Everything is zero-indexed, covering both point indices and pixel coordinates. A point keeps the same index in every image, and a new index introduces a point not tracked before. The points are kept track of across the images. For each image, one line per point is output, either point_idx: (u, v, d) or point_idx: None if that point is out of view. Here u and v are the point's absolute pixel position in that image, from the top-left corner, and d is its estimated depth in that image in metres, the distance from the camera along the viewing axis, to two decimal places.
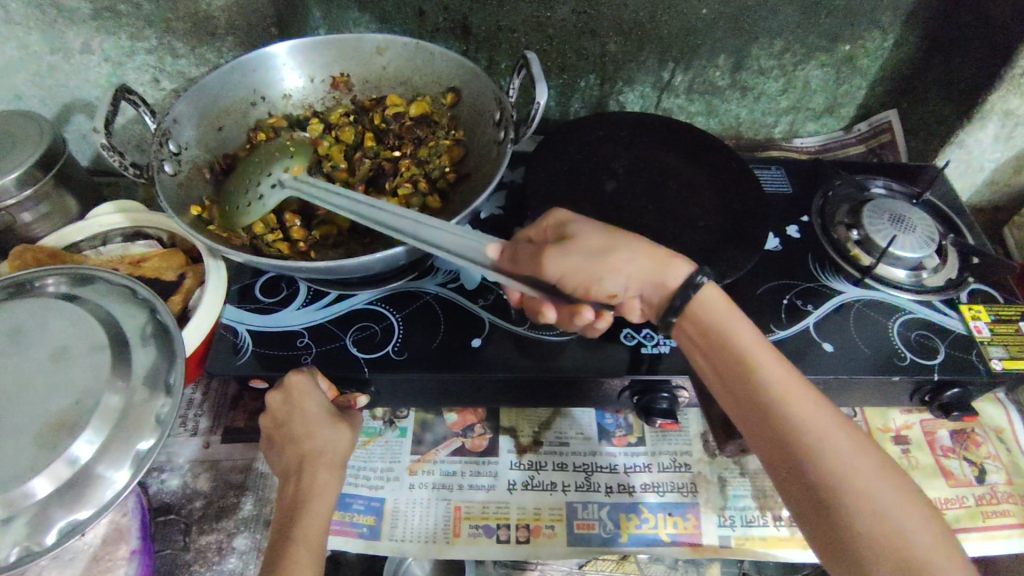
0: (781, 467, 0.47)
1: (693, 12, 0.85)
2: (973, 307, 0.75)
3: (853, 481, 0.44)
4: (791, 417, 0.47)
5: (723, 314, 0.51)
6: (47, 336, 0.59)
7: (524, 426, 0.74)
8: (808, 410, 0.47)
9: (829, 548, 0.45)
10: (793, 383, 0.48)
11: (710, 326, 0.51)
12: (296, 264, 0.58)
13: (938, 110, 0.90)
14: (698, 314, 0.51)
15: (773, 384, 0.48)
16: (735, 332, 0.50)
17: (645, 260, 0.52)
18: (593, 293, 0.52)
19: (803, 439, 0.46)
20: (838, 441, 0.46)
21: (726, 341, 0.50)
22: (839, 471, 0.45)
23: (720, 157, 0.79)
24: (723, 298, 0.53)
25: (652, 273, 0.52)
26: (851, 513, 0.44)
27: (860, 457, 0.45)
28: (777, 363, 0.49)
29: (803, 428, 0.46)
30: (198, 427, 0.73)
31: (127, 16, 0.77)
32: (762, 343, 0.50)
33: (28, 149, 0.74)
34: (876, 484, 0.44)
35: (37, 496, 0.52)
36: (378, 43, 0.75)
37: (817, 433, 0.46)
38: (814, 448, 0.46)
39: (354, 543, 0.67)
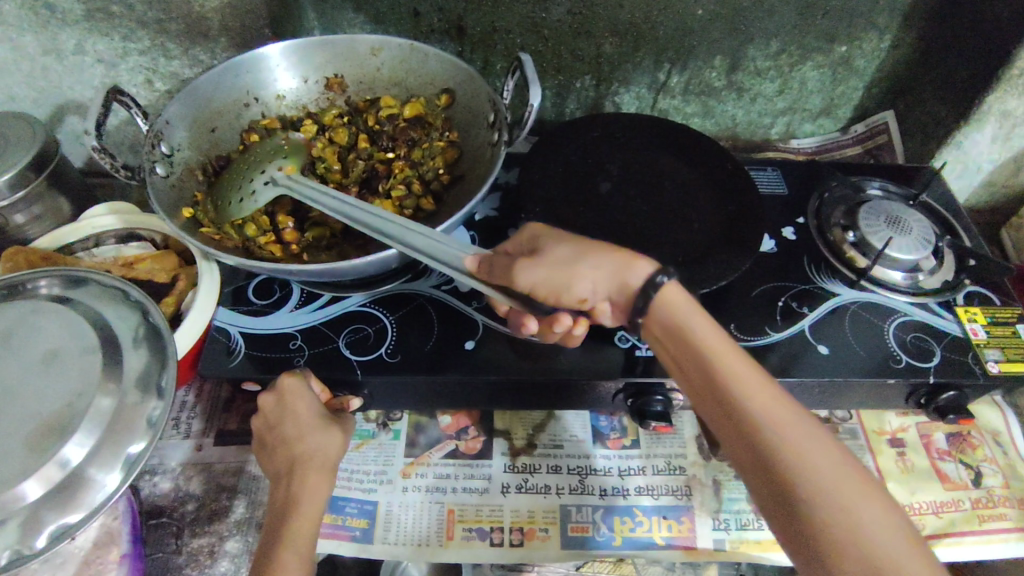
0: (748, 466, 0.46)
1: (688, 13, 0.85)
2: (969, 309, 0.74)
3: (818, 481, 0.43)
4: (756, 415, 0.46)
5: (688, 313, 0.50)
6: (38, 338, 0.59)
7: (518, 429, 0.74)
8: (773, 408, 0.46)
9: (797, 549, 0.44)
10: (759, 381, 0.47)
11: (675, 325, 0.50)
12: (283, 267, 0.58)
13: (934, 111, 0.90)
14: (663, 312, 0.50)
15: (739, 382, 0.47)
16: (700, 330, 0.49)
17: (608, 262, 0.52)
18: (564, 299, 0.53)
19: (768, 439, 0.45)
20: (802, 439, 0.45)
21: (691, 340, 0.49)
22: (803, 470, 0.43)
23: (715, 158, 0.78)
24: (689, 297, 0.51)
25: (615, 274, 0.52)
26: (815, 513, 0.43)
27: (827, 457, 0.44)
28: (743, 361, 0.48)
29: (770, 428, 0.45)
30: (191, 429, 0.73)
31: (120, 17, 0.76)
32: (727, 341, 0.49)
33: (21, 150, 0.74)
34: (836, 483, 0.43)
35: (28, 499, 0.51)
36: (372, 44, 0.75)
37: (782, 430, 0.45)
38: (779, 447, 0.44)
39: (346, 546, 0.66)
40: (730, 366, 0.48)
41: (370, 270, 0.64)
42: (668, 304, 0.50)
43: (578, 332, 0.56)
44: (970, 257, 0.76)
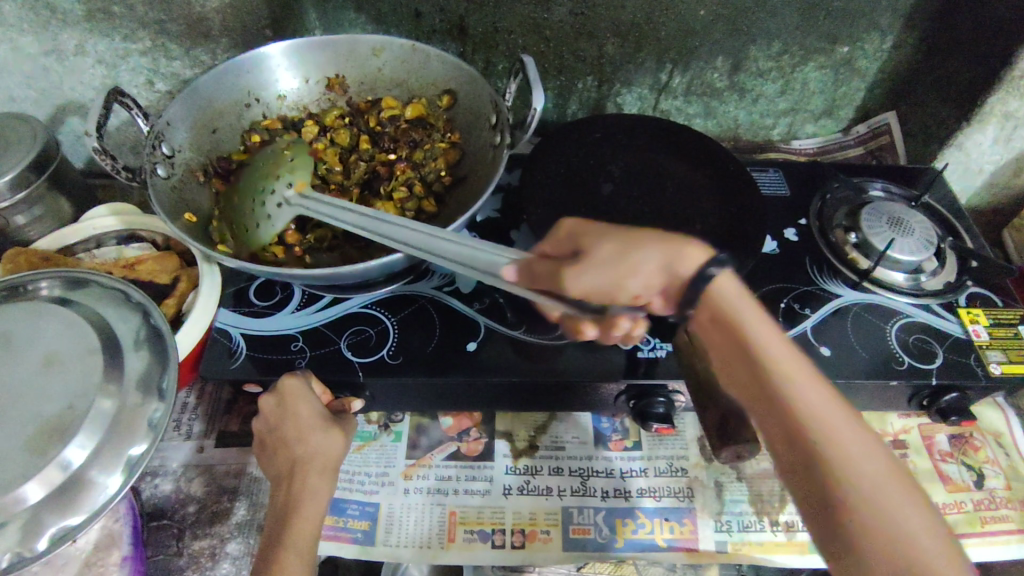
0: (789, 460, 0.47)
1: (690, 14, 0.84)
2: (972, 311, 0.74)
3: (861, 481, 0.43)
4: (803, 410, 0.46)
5: (742, 305, 0.50)
6: (39, 340, 0.58)
7: (520, 430, 0.74)
8: (822, 405, 0.46)
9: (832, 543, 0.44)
10: (809, 377, 0.47)
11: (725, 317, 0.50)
12: (288, 272, 0.57)
13: (937, 112, 0.90)
14: (715, 303, 0.50)
15: (788, 377, 0.47)
16: (752, 323, 0.49)
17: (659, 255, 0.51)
18: (620, 297, 0.50)
19: (813, 434, 0.45)
20: (846, 437, 0.44)
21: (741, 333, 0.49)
22: (846, 469, 0.44)
23: (717, 159, 0.78)
24: (743, 290, 0.51)
25: (665, 264, 0.51)
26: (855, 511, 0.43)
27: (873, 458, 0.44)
28: (794, 355, 0.48)
29: (816, 423, 0.45)
30: (192, 431, 0.73)
31: (121, 18, 0.76)
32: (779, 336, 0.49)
33: (21, 151, 0.73)
34: (877, 484, 0.43)
35: (29, 501, 0.51)
36: (374, 45, 0.75)
37: (829, 428, 0.45)
38: (823, 442, 0.44)
39: (348, 548, 0.66)
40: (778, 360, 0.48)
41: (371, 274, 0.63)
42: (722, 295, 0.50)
43: (636, 332, 0.53)
44: (972, 259, 0.75)
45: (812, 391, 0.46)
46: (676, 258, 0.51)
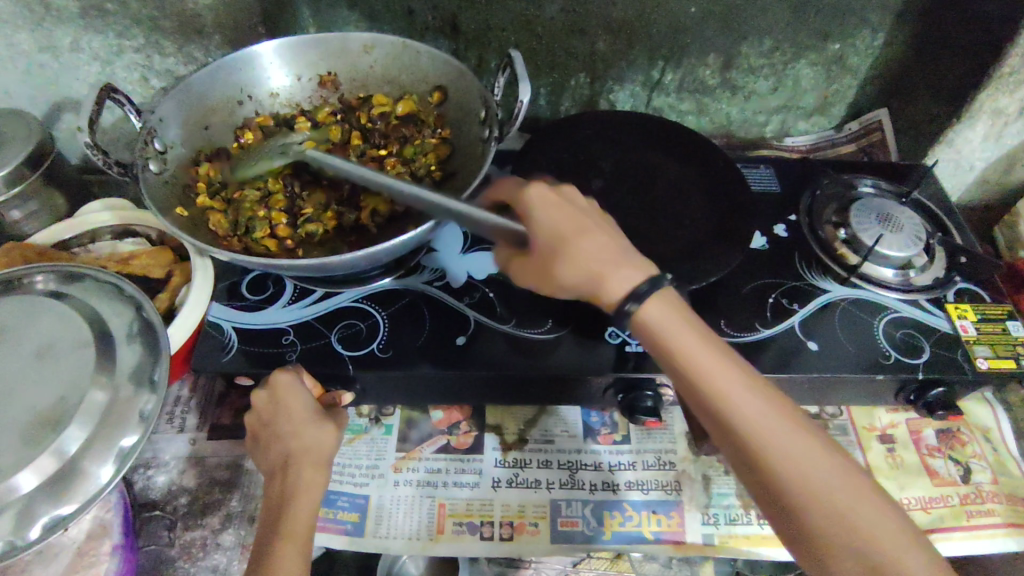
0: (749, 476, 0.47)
1: (682, 10, 0.85)
2: (960, 306, 0.75)
3: (823, 493, 0.44)
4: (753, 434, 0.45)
5: (671, 321, 0.50)
6: (32, 334, 0.59)
7: (509, 424, 0.74)
8: (768, 418, 0.46)
9: (811, 565, 0.45)
10: (748, 383, 0.47)
11: (660, 342, 0.50)
12: (277, 262, 0.57)
13: (928, 109, 0.90)
14: (652, 323, 0.50)
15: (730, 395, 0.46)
16: (687, 344, 0.49)
17: (577, 274, 0.53)
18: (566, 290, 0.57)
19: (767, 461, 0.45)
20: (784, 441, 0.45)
21: (674, 353, 0.49)
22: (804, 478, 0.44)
23: (706, 155, 0.79)
24: (670, 302, 0.51)
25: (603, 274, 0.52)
26: (826, 532, 0.43)
27: (824, 463, 0.45)
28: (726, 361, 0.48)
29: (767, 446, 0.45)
30: (185, 423, 0.73)
31: (114, 14, 0.77)
32: (710, 343, 0.49)
33: (17, 146, 0.74)
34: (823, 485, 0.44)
35: (21, 490, 0.52)
36: (364, 42, 0.76)
37: (778, 443, 0.45)
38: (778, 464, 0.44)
39: (337, 539, 0.67)
40: (720, 376, 0.47)
41: (362, 266, 0.63)
42: (653, 316, 0.50)
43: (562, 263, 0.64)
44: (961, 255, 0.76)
45: (751, 404, 0.46)
46: (607, 275, 0.52)
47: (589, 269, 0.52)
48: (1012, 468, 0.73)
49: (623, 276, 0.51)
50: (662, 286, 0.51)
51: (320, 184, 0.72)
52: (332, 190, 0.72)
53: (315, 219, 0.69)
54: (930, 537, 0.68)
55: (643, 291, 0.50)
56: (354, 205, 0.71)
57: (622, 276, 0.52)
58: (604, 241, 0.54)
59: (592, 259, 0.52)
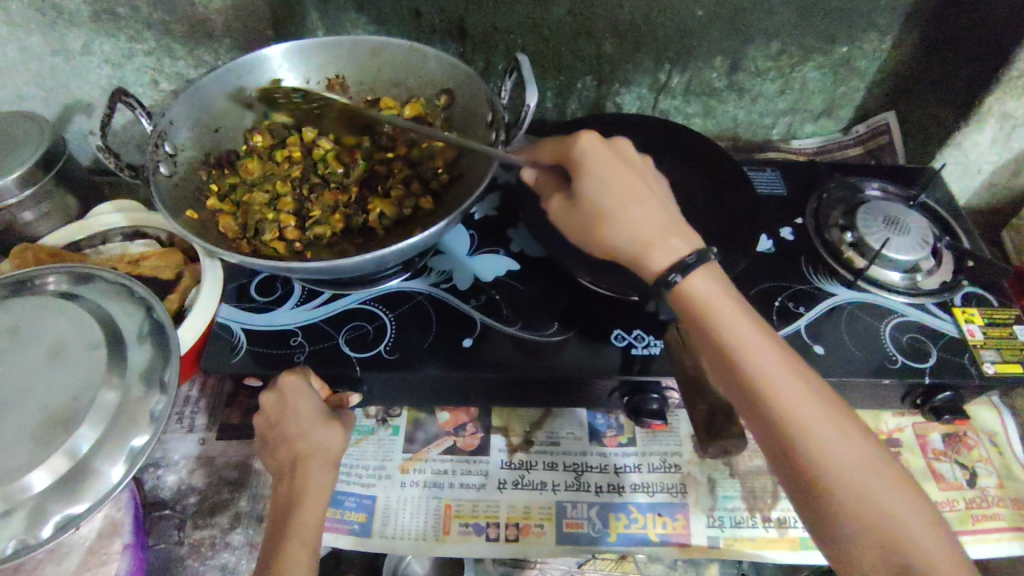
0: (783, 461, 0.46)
1: (688, 14, 0.85)
2: (967, 310, 0.75)
3: (856, 481, 0.43)
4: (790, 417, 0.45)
5: (715, 296, 0.49)
6: (44, 334, 0.60)
7: (515, 426, 0.75)
8: (804, 401, 0.45)
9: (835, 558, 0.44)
10: (788, 365, 0.46)
11: (700, 318, 0.49)
12: (285, 265, 0.58)
13: (936, 112, 0.90)
14: (694, 297, 0.49)
15: (769, 376, 0.46)
16: (728, 322, 0.48)
17: (627, 240, 0.50)
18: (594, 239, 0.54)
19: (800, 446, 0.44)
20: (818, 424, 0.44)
21: (715, 331, 0.48)
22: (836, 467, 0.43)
23: (712, 159, 0.79)
24: (714, 278, 0.49)
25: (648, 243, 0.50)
26: (857, 521, 0.43)
27: (859, 452, 0.44)
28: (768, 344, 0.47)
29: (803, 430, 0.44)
30: (195, 423, 0.74)
31: (126, 18, 0.78)
32: (751, 322, 0.48)
33: (29, 149, 0.75)
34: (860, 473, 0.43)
35: (34, 489, 0.53)
36: (373, 46, 0.76)
37: (812, 427, 0.44)
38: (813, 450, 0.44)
39: (344, 539, 0.67)
40: (761, 356, 0.46)
41: (370, 268, 0.63)
42: (698, 290, 0.49)
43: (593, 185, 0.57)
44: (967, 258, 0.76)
45: (790, 387, 0.45)
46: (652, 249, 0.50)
47: (637, 237, 0.50)
48: (1018, 472, 0.73)
49: (669, 250, 0.50)
50: (707, 260, 0.49)
51: (329, 187, 0.73)
52: (341, 193, 0.73)
53: (323, 221, 0.70)
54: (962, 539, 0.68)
55: (689, 263, 0.49)
56: (362, 208, 0.71)
57: (666, 249, 0.50)
58: (654, 208, 0.51)
59: (641, 227, 0.50)
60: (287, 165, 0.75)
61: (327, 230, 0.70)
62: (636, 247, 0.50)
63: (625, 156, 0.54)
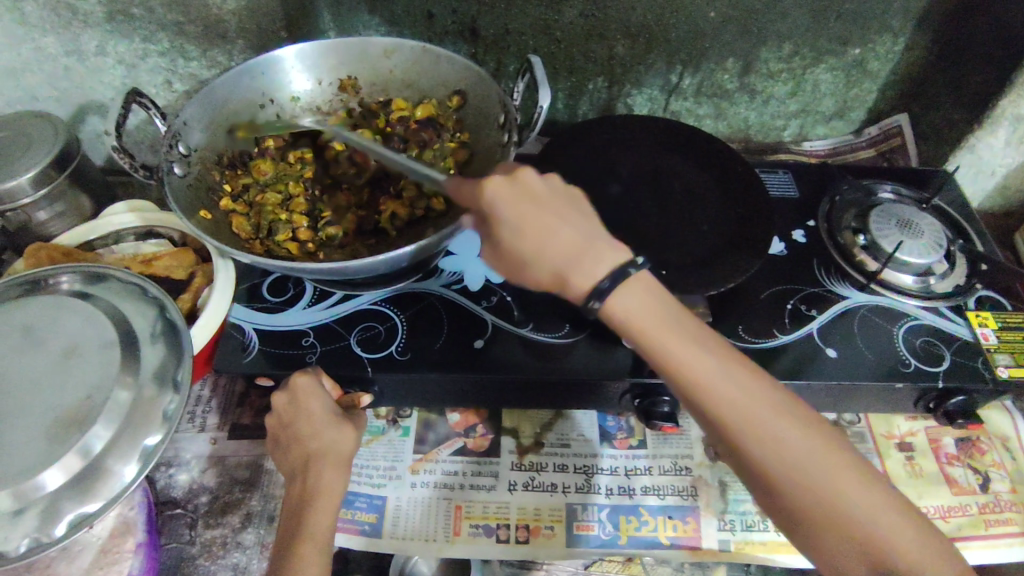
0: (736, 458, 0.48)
1: (700, 15, 0.85)
2: (981, 314, 0.74)
3: (800, 465, 0.45)
4: (726, 416, 0.46)
5: (639, 307, 0.49)
6: (58, 334, 0.60)
7: (526, 427, 0.75)
8: (740, 398, 0.46)
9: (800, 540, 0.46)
10: (721, 368, 0.47)
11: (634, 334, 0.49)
12: (296, 265, 0.58)
13: (950, 115, 0.90)
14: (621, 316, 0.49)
15: (703, 380, 0.47)
16: (659, 335, 0.48)
17: (542, 271, 0.50)
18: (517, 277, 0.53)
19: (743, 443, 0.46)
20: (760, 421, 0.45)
21: (645, 345, 0.49)
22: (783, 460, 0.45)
23: (725, 160, 0.79)
24: (636, 287, 0.50)
25: (560, 273, 0.50)
26: (810, 508, 0.44)
27: (800, 436, 0.45)
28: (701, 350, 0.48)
29: (742, 427, 0.46)
30: (206, 423, 0.74)
31: (140, 19, 0.78)
32: (679, 327, 0.49)
33: (44, 148, 0.76)
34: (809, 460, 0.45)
35: (48, 488, 0.53)
36: (386, 46, 0.76)
37: (751, 421, 0.45)
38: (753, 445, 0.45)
39: (355, 540, 0.67)
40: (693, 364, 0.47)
41: (381, 270, 0.63)
42: (623, 309, 0.49)
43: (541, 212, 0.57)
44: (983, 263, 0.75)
45: (724, 388, 0.46)
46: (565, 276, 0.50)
47: (550, 266, 0.50)
48: None
49: (590, 270, 0.49)
50: (627, 275, 0.49)
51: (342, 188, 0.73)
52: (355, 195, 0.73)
53: (337, 223, 0.70)
54: (959, 545, 0.68)
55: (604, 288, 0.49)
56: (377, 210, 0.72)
57: (581, 277, 0.49)
58: (568, 230, 0.50)
59: (553, 255, 0.50)
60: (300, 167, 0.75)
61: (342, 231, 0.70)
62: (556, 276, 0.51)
63: (534, 186, 0.52)
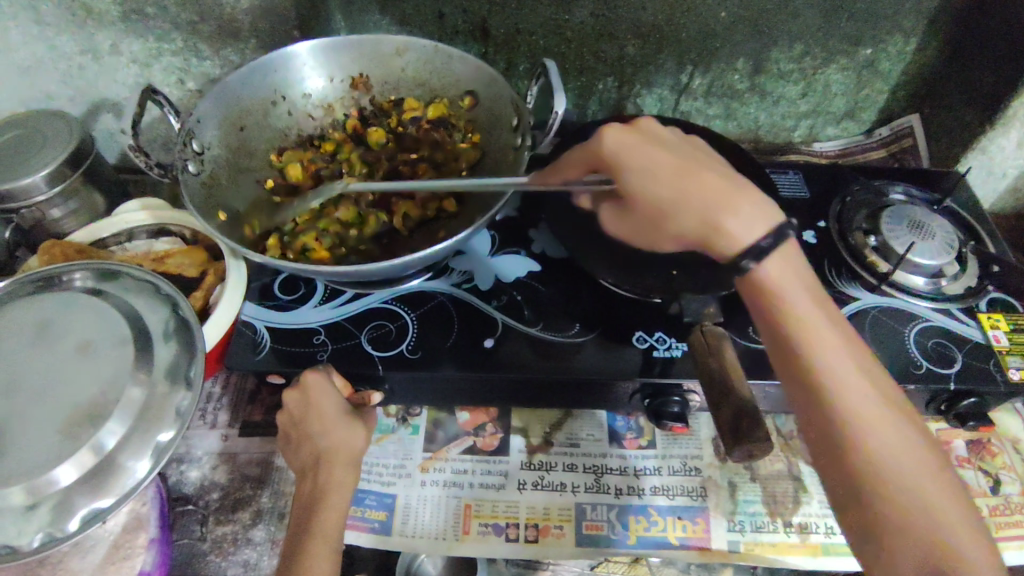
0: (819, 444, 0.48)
1: (712, 15, 0.85)
2: (992, 315, 0.74)
3: (900, 470, 0.44)
4: (842, 403, 0.46)
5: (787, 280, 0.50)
6: (72, 330, 0.61)
7: (535, 426, 0.75)
8: (862, 390, 0.46)
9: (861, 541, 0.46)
10: (848, 353, 0.48)
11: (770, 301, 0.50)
12: (317, 269, 0.59)
13: (961, 115, 0.89)
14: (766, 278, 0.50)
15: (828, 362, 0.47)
16: (801, 309, 0.49)
17: (688, 224, 0.51)
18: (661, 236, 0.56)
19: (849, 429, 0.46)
20: (869, 409, 0.46)
21: (777, 315, 0.50)
22: (879, 453, 0.45)
23: (736, 161, 0.79)
24: (790, 259, 0.51)
25: (709, 223, 0.50)
26: (891, 509, 0.44)
27: (907, 448, 0.45)
28: (830, 332, 0.48)
29: (853, 416, 0.46)
30: (218, 420, 0.75)
31: (154, 18, 0.79)
32: (821, 312, 0.49)
33: (58, 146, 0.76)
34: (909, 461, 0.45)
35: (61, 483, 0.54)
36: (398, 45, 0.76)
37: (864, 413, 0.46)
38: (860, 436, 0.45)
39: (365, 537, 0.68)
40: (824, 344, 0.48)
41: (395, 271, 0.64)
42: (772, 272, 0.50)
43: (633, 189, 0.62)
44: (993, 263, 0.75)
45: (851, 375, 0.47)
46: (710, 227, 0.50)
47: (699, 218, 0.50)
48: None
49: (748, 225, 0.49)
50: (783, 237, 0.49)
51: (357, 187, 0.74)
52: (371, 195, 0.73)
53: (356, 222, 0.71)
54: (1000, 545, 0.67)
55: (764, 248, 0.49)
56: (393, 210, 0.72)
57: (728, 238, 0.50)
58: (713, 179, 0.51)
59: (700, 204, 0.50)
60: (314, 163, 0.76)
61: (361, 231, 0.70)
62: (703, 231, 0.50)
63: (658, 134, 0.55)
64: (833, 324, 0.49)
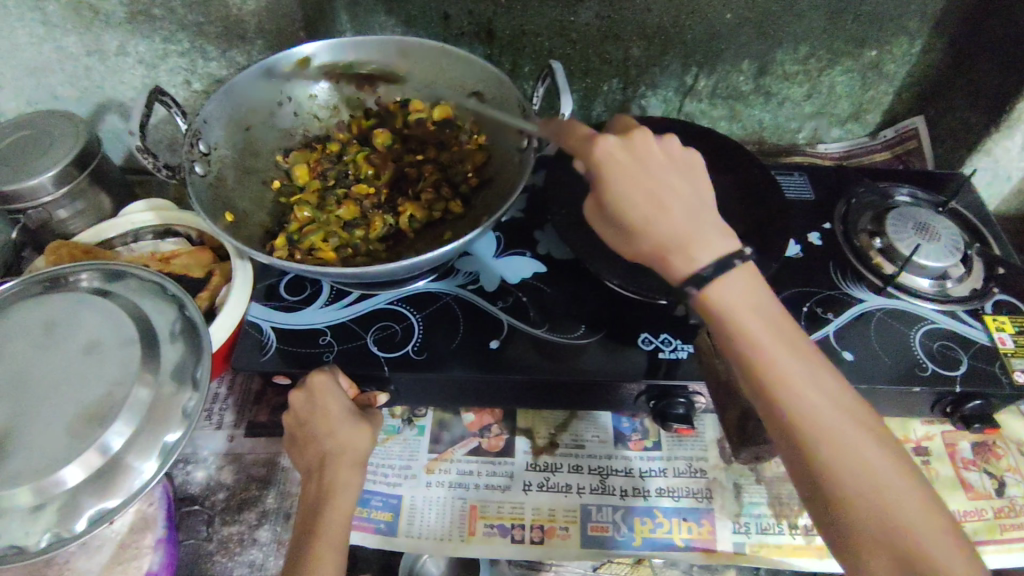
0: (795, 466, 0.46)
1: (717, 17, 0.85)
2: (998, 318, 0.74)
3: (871, 481, 0.43)
4: (801, 419, 0.45)
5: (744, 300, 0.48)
6: (79, 331, 0.61)
7: (540, 428, 0.75)
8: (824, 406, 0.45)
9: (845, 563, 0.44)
10: (806, 371, 0.46)
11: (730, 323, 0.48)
12: (323, 269, 0.59)
13: (967, 117, 0.89)
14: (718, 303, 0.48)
15: (789, 376, 0.46)
16: (756, 326, 0.47)
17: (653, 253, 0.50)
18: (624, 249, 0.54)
19: (813, 442, 0.44)
20: (830, 427, 0.44)
21: (735, 338, 0.48)
22: (849, 473, 0.43)
23: (741, 162, 0.79)
24: (744, 280, 0.49)
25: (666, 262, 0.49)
26: (867, 528, 0.42)
27: (873, 459, 0.43)
28: (788, 351, 0.47)
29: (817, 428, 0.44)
30: (223, 420, 0.75)
31: (161, 20, 0.79)
32: (782, 327, 0.48)
33: (66, 147, 0.76)
34: (885, 479, 0.43)
35: (68, 484, 0.54)
36: (404, 47, 0.76)
37: (829, 427, 0.44)
38: (826, 448, 0.44)
39: (370, 538, 0.68)
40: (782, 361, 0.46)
41: (401, 273, 0.64)
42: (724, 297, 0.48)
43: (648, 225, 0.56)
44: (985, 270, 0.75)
45: (811, 395, 0.45)
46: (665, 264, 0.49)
47: (651, 243, 0.50)
48: None
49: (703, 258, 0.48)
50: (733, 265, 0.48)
51: (364, 188, 0.74)
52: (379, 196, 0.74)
53: (363, 224, 0.72)
54: (980, 548, 0.67)
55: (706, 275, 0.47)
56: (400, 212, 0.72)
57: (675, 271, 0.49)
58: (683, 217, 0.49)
59: (661, 235, 0.49)
60: (322, 164, 0.76)
61: (367, 232, 0.71)
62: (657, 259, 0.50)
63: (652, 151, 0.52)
64: (794, 341, 0.47)
